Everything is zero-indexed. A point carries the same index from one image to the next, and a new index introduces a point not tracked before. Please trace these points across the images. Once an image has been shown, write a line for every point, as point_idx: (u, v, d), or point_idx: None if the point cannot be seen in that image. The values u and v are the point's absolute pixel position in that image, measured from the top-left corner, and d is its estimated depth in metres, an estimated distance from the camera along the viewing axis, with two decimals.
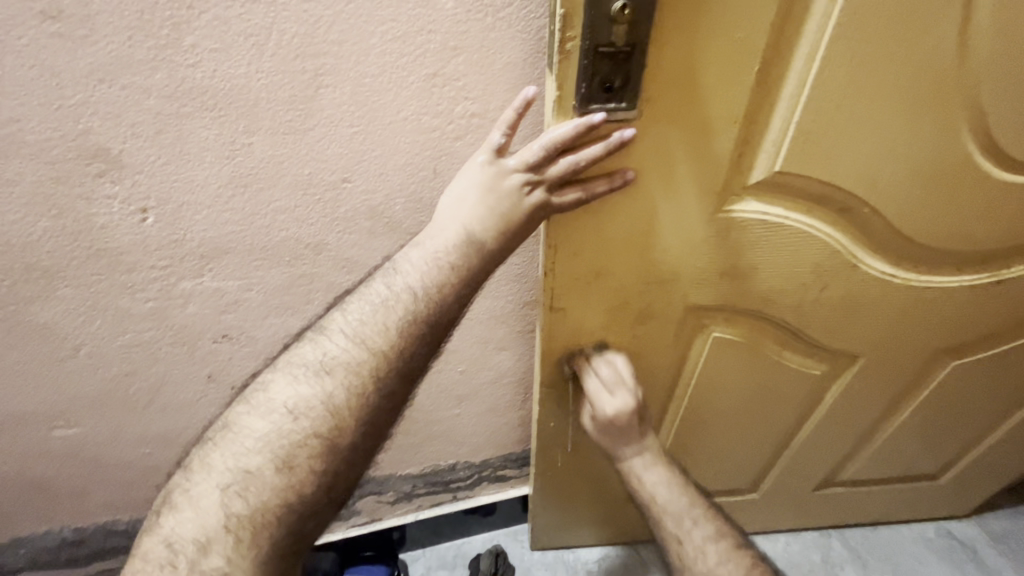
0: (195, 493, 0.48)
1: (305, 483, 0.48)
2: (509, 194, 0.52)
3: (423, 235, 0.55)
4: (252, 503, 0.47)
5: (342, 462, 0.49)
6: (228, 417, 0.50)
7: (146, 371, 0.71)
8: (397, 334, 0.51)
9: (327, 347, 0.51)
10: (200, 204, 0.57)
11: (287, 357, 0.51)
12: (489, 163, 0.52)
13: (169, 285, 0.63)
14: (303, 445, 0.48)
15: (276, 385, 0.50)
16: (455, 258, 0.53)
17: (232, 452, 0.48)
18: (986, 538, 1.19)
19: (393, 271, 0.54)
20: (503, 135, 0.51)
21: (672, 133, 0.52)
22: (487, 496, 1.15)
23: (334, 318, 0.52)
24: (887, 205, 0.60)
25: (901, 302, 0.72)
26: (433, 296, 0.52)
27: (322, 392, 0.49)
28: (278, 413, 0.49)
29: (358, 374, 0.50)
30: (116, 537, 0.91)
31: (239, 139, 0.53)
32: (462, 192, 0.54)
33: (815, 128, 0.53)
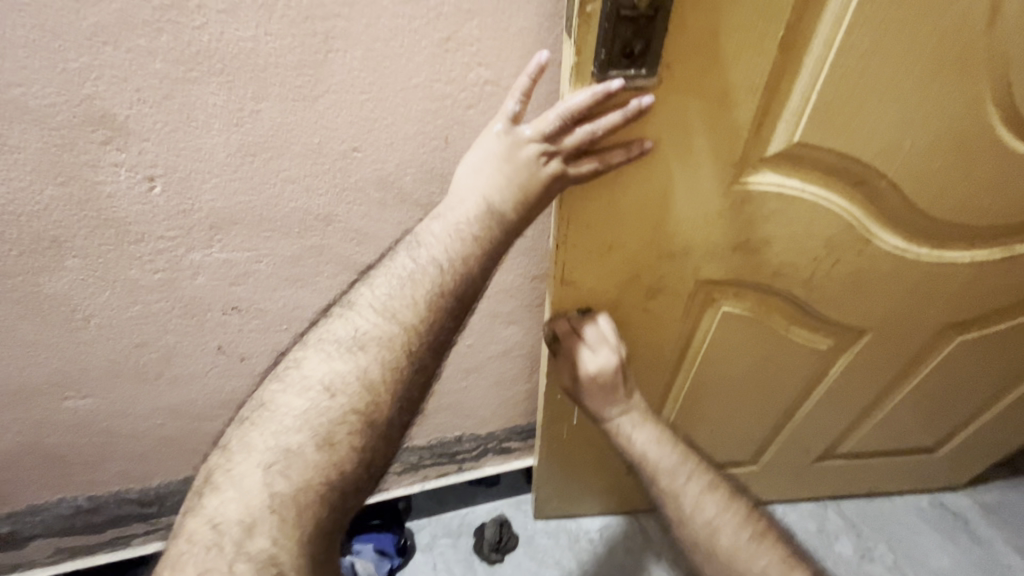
0: (237, 473, 0.46)
1: (346, 461, 0.46)
2: (527, 164, 0.52)
3: (442, 208, 0.55)
4: (297, 481, 0.45)
5: (380, 438, 0.48)
6: (264, 396, 0.50)
7: (156, 343, 0.71)
8: (425, 309, 0.50)
9: (357, 323, 0.50)
10: (208, 173, 0.56)
11: (317, 335, 0.51)
12: (506, 132, 0.52)
13: (178, 256, 0.62)
14: (342, 422, 0.47)
15: (309, 362, 0.50)
16: (477, 230, 0.53)
17: (271, 431, 0.47)
18: (978, 509, 1.22)
19: (417, 244, 0.54)
20: (519, 102, 0.50)
21: (692, 103, 0.51)
22: (492, 466, 1.17)
23: (360, 294, 0.52)
24: (904, 178, 0.59)
25: (913, 277, 0.72)
26: (458, 268, 0.52)
27: (356, 366, 0.49)
28: (314, 390, 0.48)
29: (390, 348, 0.49)
30: (130, 505, 0.92)
31: (247, 105, 0.52)
32: (479, 164, 0.53)
33: (837, 98, 0.51)
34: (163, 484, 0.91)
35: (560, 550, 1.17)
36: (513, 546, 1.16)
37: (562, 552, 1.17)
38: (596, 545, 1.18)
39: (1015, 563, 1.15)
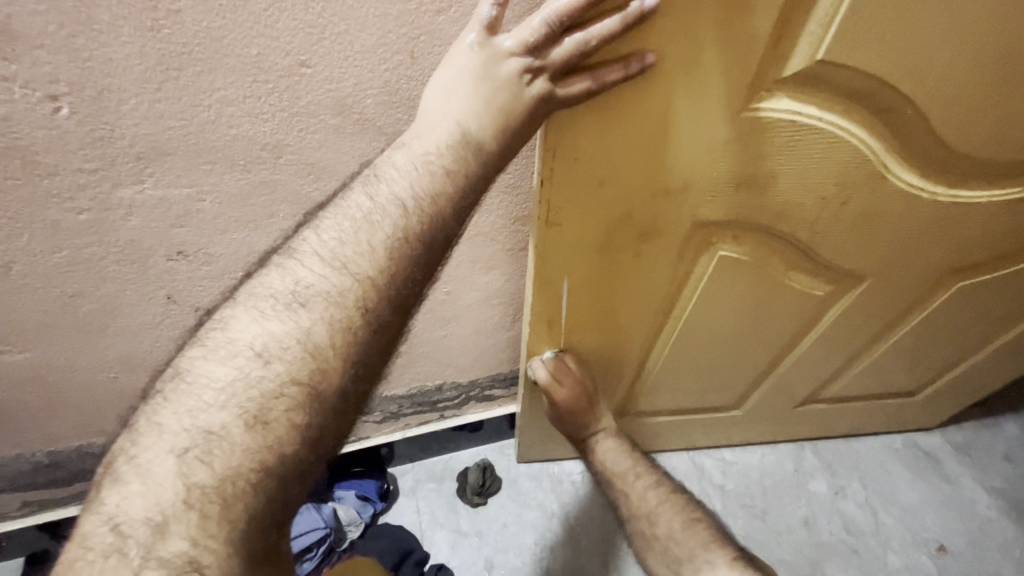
0: (144, 461, 0.39)
1: (286, 442, 0.41)
2: (509, 82, 0.45)
3: (407, 136, 0.47)
4: (221, 470, 0.40)
5: (330, 411, 0.43)
6: (181, 363, 0.43)
7: (95, 292, 0.63)
8: (386, 258, 0.44)
9: (298, 275, 0.44)
10: (124, 92, 0.47)
11: (249, 290, 0.44)
12: (481, 43, 0.44)
13: (104, 193, 0.54)
14: (279, 397, 0.42)
15: (237, 323, 0.43)
16: (448, 162, 0.46)
17: (188, 409, 0.41)
18: (950, 448, 1.25)
19: (376, 178, 0.46)
20: (496, 5, 0.43)
21: (703, 7, 0.43)
22: (475, 413, 1.15)
23: (306, 239, 0.45)
24: (933, 106, 0.52)
25: (923, 218, 0.67)
26: (427, 209, 0.45)
27: (297, 328, 0.43)
28: (244, 356, 0.42)
29: (340, 306, 0.43)
30: (92, 460, 0.88)
31: (162, 4, 0.43)
32: (451, 81, 0.45)
33: (874, 4, 0.43)
34: None
35: (542, 494, 1.18)
36: (496, 489, 1.17)
37: (545, 495, 1.18)
38: (578, 486, 1.19)
39: (978, 497, 1.19)
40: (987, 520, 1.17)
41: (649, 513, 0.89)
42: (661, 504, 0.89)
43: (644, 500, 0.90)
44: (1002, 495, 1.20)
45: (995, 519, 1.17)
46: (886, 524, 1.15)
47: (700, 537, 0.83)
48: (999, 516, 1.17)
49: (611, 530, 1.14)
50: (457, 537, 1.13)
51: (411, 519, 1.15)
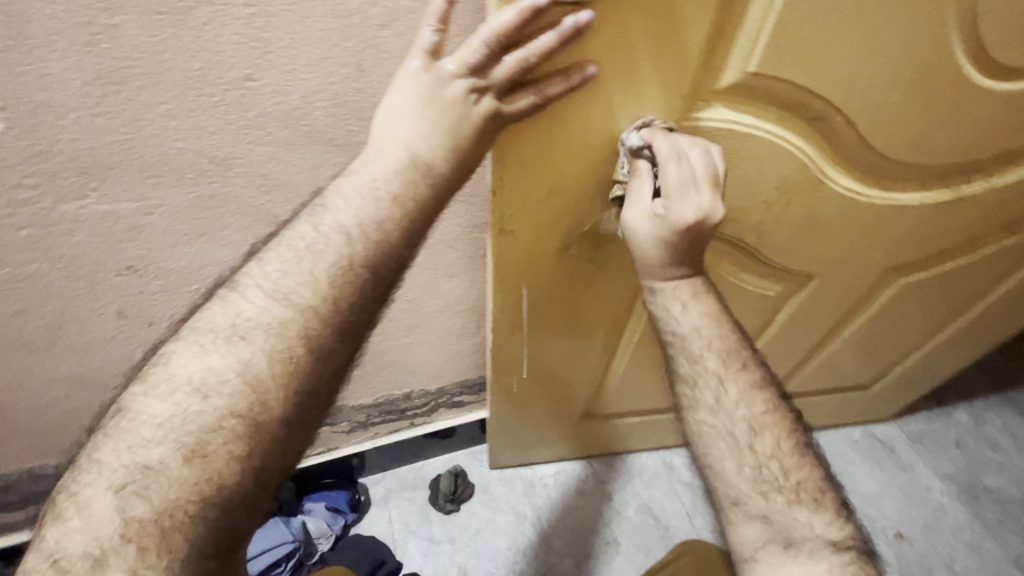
0: (84, 497, 0.40)
1: (227, 472, 0.41)
2: (456, 105, 0.45)
3: (357, 163, 0.48)
4: (158, 504, 0.39)
5: (271, 441, 0.43)
6: (125, 399, 0.43)
7: (40, 310, 0.62)
8: (330, 286, 0.45)
9: (239, 306, 0.44)
10: (64, 108, 0.46)
11: (189, 324, 0.45)
12: (424, 69, 0.45)
13: (46, 209, 0.53)
14: (217, 429, 0.41)
15: (178, 358, 0.44)
16: (396, 188, 0.47)
17: (127, 445, 0.41)
18: (905, 438, 1.30)
19: (321, 207, 0.47)
20: (435, 31, 0.44)
21: (637, 23, 0.44)
22: (445, 420, 1.15)
23: (249, 271, 0.46)
24: (860, 113, 0.55)
25: (863, 220, 0.70)
26: (372, 234, 0.46)
27: (237, 360, 0.43)
28: (182, 393, 0.42)
29: (280, 337, 0.44)
30: (45, 482, 0.85)
31: (99, 18, 0.42)
32: (397, 108, 0.46)
33: (796, 20, 0.46)
34: None
35: (516, 497, 1.19)
36: (469, 495, 1.17)
37: (517, 498, 1.18)
38: (551, 489, 1.20)
39: (931, 484, 1.24)
40: (939, 506, 1.22)
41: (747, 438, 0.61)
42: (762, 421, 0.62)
43: (733, 417, 0.61)
44: (954, 481, 1.25)
45: (947, 504, 1.22)
46: None
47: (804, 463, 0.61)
48: (951, 501, 1.22)
49: (585, 531, 1.16)
50: (429, 545, 1.13)
51: (384, 529, 1.14)
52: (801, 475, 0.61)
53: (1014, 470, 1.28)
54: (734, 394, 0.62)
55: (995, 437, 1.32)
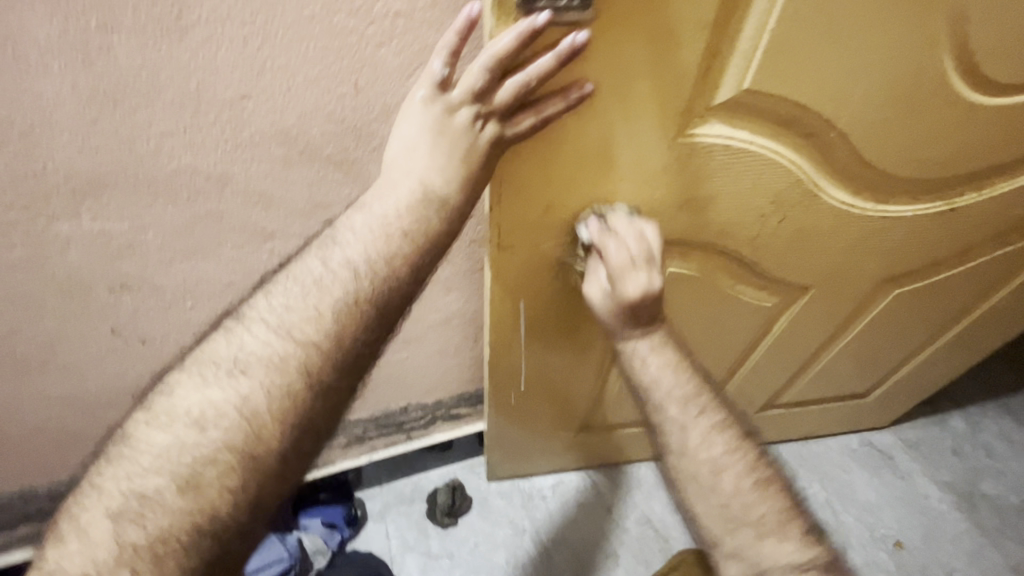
0: (83, 520, 0.40)
1: (219, 502, 0.40)
2: (464, 132, 0.46)
3: (368, 196, 0.48)
4: (151, 531, 0.39)
5: (270, 475, 0.42)
6: (128, 426, 0.43)
7: (31, 329, 0.61)
8: (333, 321, 0.44)
9: (243, 341, 0.44)
10: (59, 128, 0.46)
11: (195, 354, 0.44)
12: (432, 99, 0.46)
13: (38, 228, 0.52)
14: (212, 462, 0.41)
15: (180, 390, 0.43)
16: (407, 225, 0.47)
17: (125, 473, 0.41)
18: (901, 445, 1.30)
19: (332, 241, 0.47)
20: (445, 64, 0.44)
21: (633, 44, 0.45)
22: (442, 433, 1.14)
23: (255, 304, 0.45)
24: (854, 129, 0.56)
25: (858, 232, 0.70)
26: (380, 271, 0.45)
27: (236, 395, 0.42)
28: (181, 424, 0.42)
29: (281, 372, 0.43)
30: (38, 501, 0.83)
31: (95, 40, 0.42)
32: (410, 140, 0.47)
33: (790, 39, 0.46)
34: (75, 479, 0.82)
35: (514, 510, 1.18)
36: (467, 508, 1.16)
37: (515, 511, 1.17)
38: (549, 502, 1.19)
39: (929, 491, 1.24)
40: (937, 514, 1.22)
41: (710, 472, 0.63)
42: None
43: (698, 460, 0.64)
44: (952, 489, 1.25)
45: (945, 512, 1.22)
46: (846, 523, 1.19)
47: (774, 504, 0.62)
48: (949, 509, 1.22)
49: (585, 545, 1.14)
50: (427, 560, 1.11)
51: (381, 545, 1.12)
52: (765, 509, 0.61)
53: (1010, 476, 1.28)
54: (700, 431, 0.65)
55: (992, 444, 1.33)
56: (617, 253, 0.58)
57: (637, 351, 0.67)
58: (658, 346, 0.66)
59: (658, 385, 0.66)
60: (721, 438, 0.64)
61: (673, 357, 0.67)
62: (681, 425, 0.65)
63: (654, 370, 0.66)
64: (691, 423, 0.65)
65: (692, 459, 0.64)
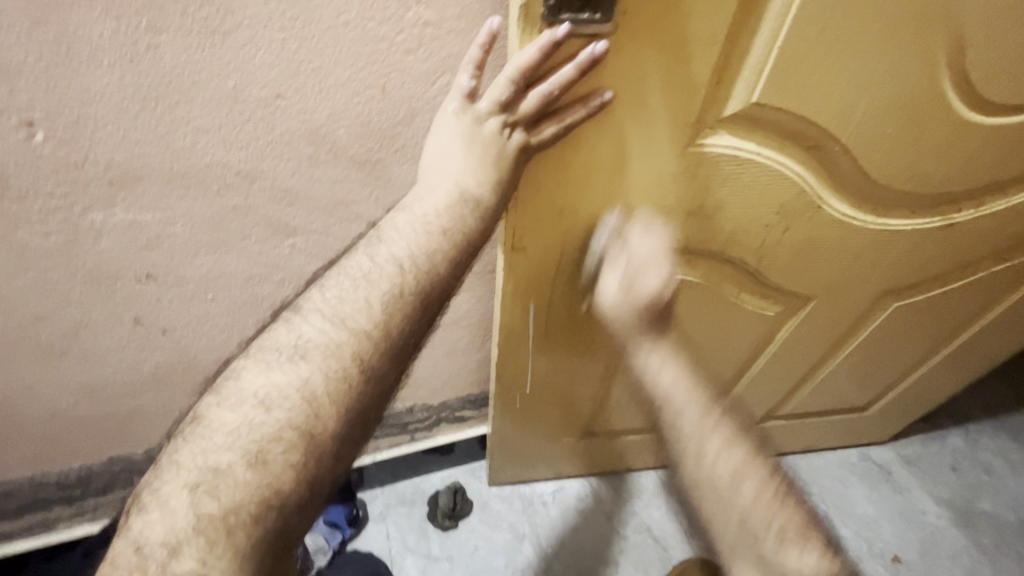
0: (164, 493, 0.42)
1: (284, 478, 0.42)
2: (492, 140, 0.49)
3: (409, 199, 0.51)
4: (225, 502, 0.41)
5: (328, 454, 0.44)
6: (198, 409, 0.45)
7: (58, 316, 0.63)
8: (383, 313, 0.46)
9: (302, 330, 0.46)
10: (102, 120, 0.48)
11: (259, 343, 0.47)
12: (462, 111, 0.49)
13: (74, 216, 0.54)
14: (278, 439, 0.42)
15: (248, 373, 0.45)
16: (445, 224, 0.49)
17: (202, 449, 0.43)
18: (900, 461, 1.31)
19: (378, 239, 0.49)
20: (472, 77, 0.47)
21: (649, 57, 0.47)
22: (446, 435, 1.16)
23: (310, 297, 0.48)
24: (857, 143, 0.58)
25: (860, 245, 0.73)
26: (423, 266, 0.48)
27: (297, 377, 0.44)
28: (249, 404, 0.44)
29: (337, 357, 0.45)
30: (48, 489, 0.85)
31: (142, 38, 0.45)
32: (445, 149, 0.50)
33: (797, 54, 0.49)
34: (86, 466, 0.84)
35: (514, 515, 1.18)
36: (467, 512, 1.17)
37: (515, 516, 1.18)
38: (550, 508, 1.20)
39: (927, 507, 1.25)
40: (935, 529, 1.22)
41: (730, 479, 0.58)
42: (748, 463, 0.59)
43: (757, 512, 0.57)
44: (949, 505, 1.26)
45: (943, 528, 1.22)
46: (845, 536, 1.19)
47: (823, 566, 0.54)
48: (947, 525, 1.23)
49: (582, 550, 1.15)
50: (428, 562, 1.12)
51: (382, 545, 1.13)
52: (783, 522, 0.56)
53: (1008, 495, 1.29)
54: (716, 442, 0.60)
55: (990, 462, 1.34)
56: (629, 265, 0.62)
57: (649, 358, 0.65)
58: (669, 356, 0.65)
59: (670, 395, 0.63)
60: (733, 450, 0.60)
61: (685, 367, 0.65)
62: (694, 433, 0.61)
63: (668, 381, 0.63)
64: (703, 432, 0.61)
65: (707, 466, 0.59)
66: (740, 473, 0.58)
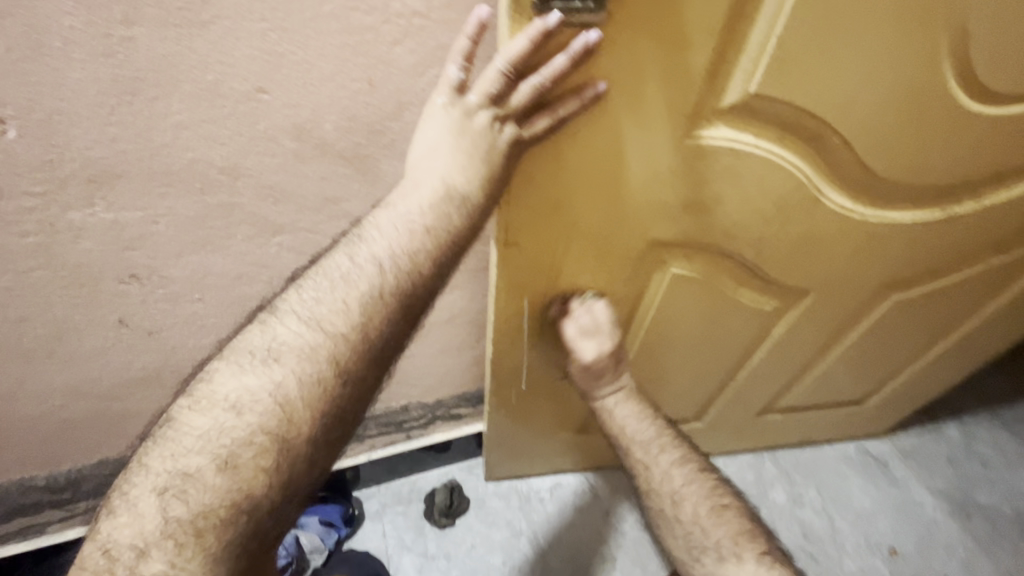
0: (133, 496, 0.41)
1: (257, 483, 0.41)
2: (482, 134, 0.47)
3: (393, 196, 0.49)
4: (194, 505, 0.40)
5: (303, 458, 0.43)
6: (171, 412, 0.44)
7: (39, 318, 0.61)
8: (361, 314, 0.45)
9: (276, 332, 0.45)
10: (77, 115, 0.47)
11: (231, 346, 0.45)
12: (451, 104, 0.47)
13: (52, 216, 0.52)
14: (248, 444, 0.42)
15: (219, 376, 0.44)
16: (430, 222, 0.48)
17: (171, 453, 0.42)
18: (897, 454, 1.31)
19: (358, 239, 0.48)
20: (461, 68, 0.46)
21: (644, 47, 0.46)
22: (441, 434, 1.15)
23: (287, 297, 0.46)
24: (857, 135, 0.57)
25: (859, 238, 0.72)
26: (405, 267, 0.46)
27: (271, 381, 0.43)
28: (220, 408, 0.43)
29: (312, 361, 0.44)
30: (38, 493, 0.83)
31: (117, 31, 0.43)
32: (433, 142, 0.48)
33: (796, 43, 0.47)
34: (76, 469, 0.83)
35: (511, 512, 1.17)
36: (463, 508, 1.16)
37: (513, 513, 1.17)
38: (547, 505, 1.19)
39: (924, 500, 1.25)
40: (933, 522, 1.22)
41: (672, 499, 0.75)
42: (689, 485, 0.75)
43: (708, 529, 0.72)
44: (946, 497, 1.26)
45: (940, 520, 1.23)
46: (842, 529, 1.20)
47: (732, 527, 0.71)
48: (944, 518, 1.23)
49: (579, 546, 1.15)
50: (424, 560, 1.11)
51: (378, 544, 1.12)
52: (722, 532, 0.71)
53: (1005, 486, 1.29)
54: (665, 463, 0.78)
55: (986, 453, 1.34)
56: (580, 332, 0.74)
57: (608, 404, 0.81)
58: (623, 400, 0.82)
59: (627, 429, 0.81)
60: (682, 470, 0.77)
61: (636, 407, 0.82)
62: (646, 465, 0.78)
63: (623, 418, 0.81)
64: (654, 461, 0.78)
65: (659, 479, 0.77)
66: (680, 496, 0.75)
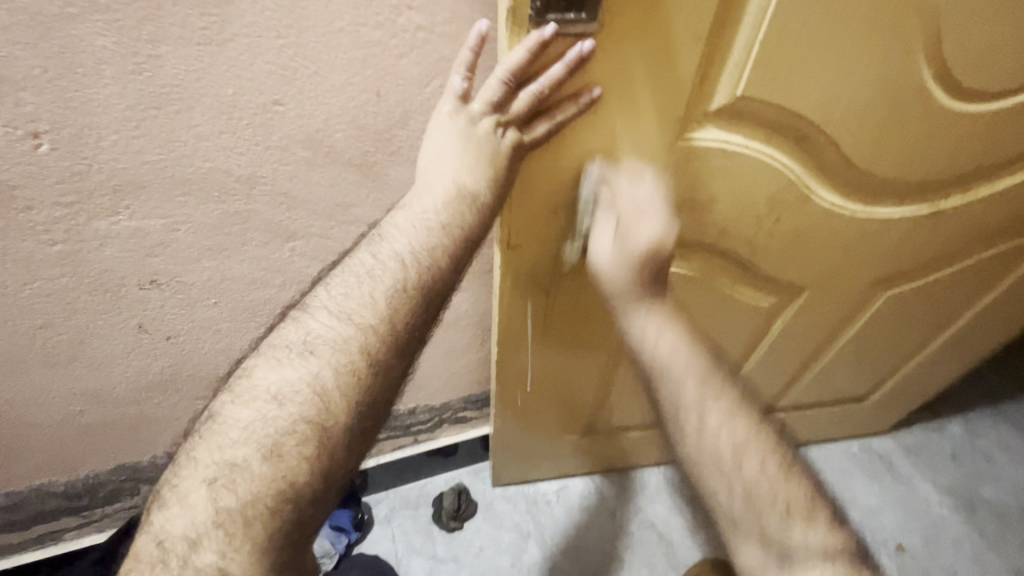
0: (183, 488, 0.43)
1: (300, 473, 0.43)
2: (486, 138, 0.50)
3: (408, 198, 0.52)
4: (242, 496, 0.42)
5: (340, 448, 0.45)
6: (213, 407, 0.47)
7: (63, 324, 0.64)
8: (387, 307, 0.48)
9: (310, 326, 0.47)
10: (105, 129, 0.50)
11: (269, 341, 0.48)
12: (456, 112, 0.50)
13: (79, 225, 0.55)
14: (291, 433, 0.44)
15: (259, 370, 0.47)
16: (445, 219, 0.50)
17: (218, 446, 0.44)
18: (901, 452, 1.32)
19: (379, 238, 0.51)
20: (464, 78, 0.49)
21: (635, 54, 0.49)
22: (448, 437, 1.17)
23: (317, 295, 0.49)
24: (841, 133, 0.60)
25: (852, 233, 0.74)
26: (424, 262, 0.49)
27: (308, 373, 0.46)
28: (261, 400, 0.45)
29: (345, 353, 0.46)
30: (56, 500, 0.86)
31: (143, 50, 0.46)
32: (440, 147, 0.51)
33: (778, 48, 0.50)
34: (93, 475, 0.85)
35: (519, 515, 1.19)
36: (472, 511, 1.18)
37: (521, 516, 1.19)
38: (554, 508, 1.20)
39: (929, 496, 1.26)
40: (939, 518, 1.23)
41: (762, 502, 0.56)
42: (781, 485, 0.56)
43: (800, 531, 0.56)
44: (951, 493, 1.26)
45: (946, 517, 1.23)
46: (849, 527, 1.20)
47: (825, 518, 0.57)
48: (950, 514, 1.23)
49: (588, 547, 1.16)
50: (434, 564, 1.12)
51: (388, 549, 1.14)
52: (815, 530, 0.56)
53: (1010, 481, 1.29)
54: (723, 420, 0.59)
55: (990, 449, 1.34)
56: (624, 209, 0.59)
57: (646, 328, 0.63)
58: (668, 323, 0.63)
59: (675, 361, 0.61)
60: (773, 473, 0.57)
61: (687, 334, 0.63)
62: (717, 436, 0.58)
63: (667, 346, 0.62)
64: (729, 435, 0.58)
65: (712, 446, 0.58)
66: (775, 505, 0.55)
